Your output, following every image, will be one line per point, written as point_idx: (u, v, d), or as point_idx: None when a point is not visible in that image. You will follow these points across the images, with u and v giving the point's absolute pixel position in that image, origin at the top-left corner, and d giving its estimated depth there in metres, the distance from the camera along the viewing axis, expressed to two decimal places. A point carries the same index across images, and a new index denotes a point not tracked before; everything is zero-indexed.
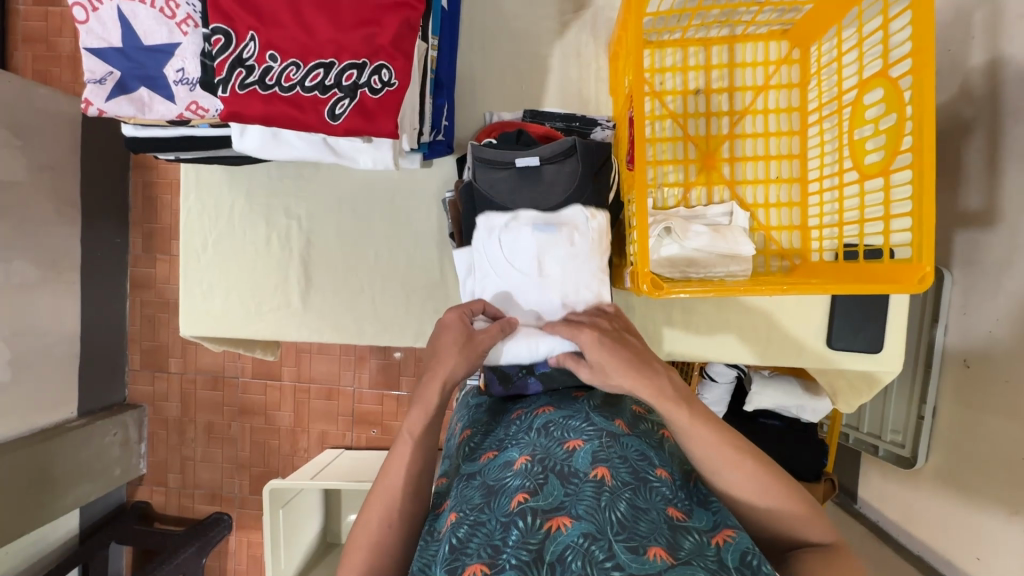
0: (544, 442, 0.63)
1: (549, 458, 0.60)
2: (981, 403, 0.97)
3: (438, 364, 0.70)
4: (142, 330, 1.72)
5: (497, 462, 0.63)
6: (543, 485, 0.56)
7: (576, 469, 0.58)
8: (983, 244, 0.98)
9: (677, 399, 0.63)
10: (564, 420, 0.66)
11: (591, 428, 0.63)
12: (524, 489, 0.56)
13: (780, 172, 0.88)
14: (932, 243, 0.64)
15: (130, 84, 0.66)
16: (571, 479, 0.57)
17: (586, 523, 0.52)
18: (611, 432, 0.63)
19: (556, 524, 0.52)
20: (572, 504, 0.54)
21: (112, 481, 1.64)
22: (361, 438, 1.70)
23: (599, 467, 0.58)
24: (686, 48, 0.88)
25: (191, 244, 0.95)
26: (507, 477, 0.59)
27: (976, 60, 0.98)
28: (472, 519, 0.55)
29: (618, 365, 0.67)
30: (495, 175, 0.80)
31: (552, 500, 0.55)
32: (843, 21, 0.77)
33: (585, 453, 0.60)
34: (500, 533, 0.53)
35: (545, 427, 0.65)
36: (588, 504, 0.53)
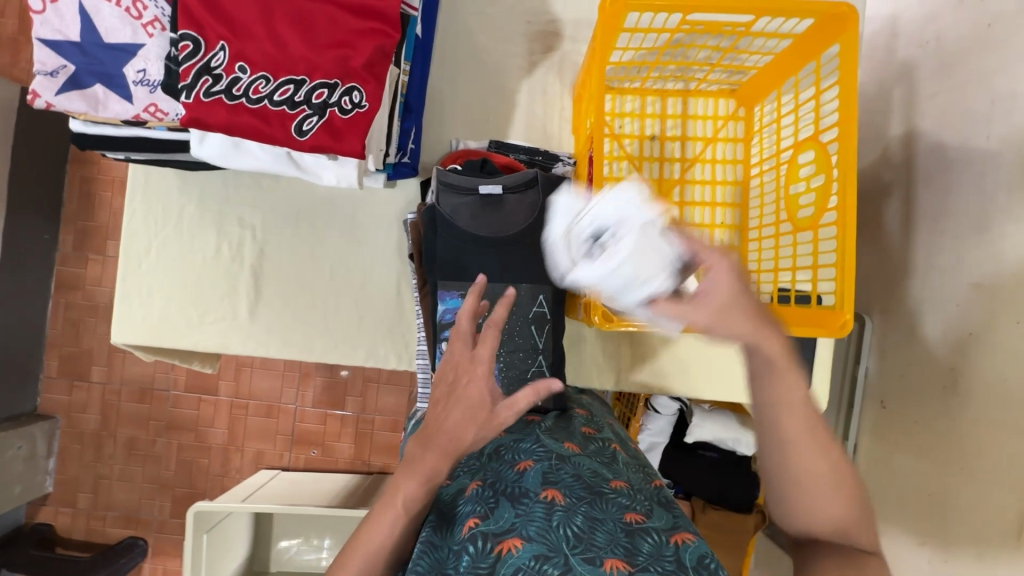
0: (495, 467, 0.65)
1: (499, 482, 0.62)
2: (895, 440, 1.06)
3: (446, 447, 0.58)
4: (63, 335, 1.60)
5: (451, 489, 0.65)
6: (494, 508, 0.58)
7: (527, 489, 0.60)
8: (899, 296, 1.08)
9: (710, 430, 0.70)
10: (515, 443, 0.68)
11: (541, 450, 0.66)
12: (476, 514, 0.58)
13: (724, 219, 0.95)
14: (853, 292, 0.71)
15: (84, 80, 0.64)
16: (522, 500, 0.59)
17: (537, 545, 0.53)
18: (560, 453, 0.66)
19: (507, 546, 0.53)
20: (523, 525, 0.55)
21: (12, 500, 1.48)
22: (299, 459, 1.63)
23: (549, 488, 0.60)
24: (644, 97, 0.94)
25: (133, 247, 0.91)
26: (459, 504, 0.61)
27: (894, 131, 1.10)
28: (425, 539, 0.56)
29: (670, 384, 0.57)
30: (458, 200, 0.82)
31: (503, 521, 0.56)
32: (782, 87, 0.85)
33: (536, 473, 0.62)
34: (452, 561, 0.54)
35: (496, 452, 0.67)
36: (539, 525, 0.55)
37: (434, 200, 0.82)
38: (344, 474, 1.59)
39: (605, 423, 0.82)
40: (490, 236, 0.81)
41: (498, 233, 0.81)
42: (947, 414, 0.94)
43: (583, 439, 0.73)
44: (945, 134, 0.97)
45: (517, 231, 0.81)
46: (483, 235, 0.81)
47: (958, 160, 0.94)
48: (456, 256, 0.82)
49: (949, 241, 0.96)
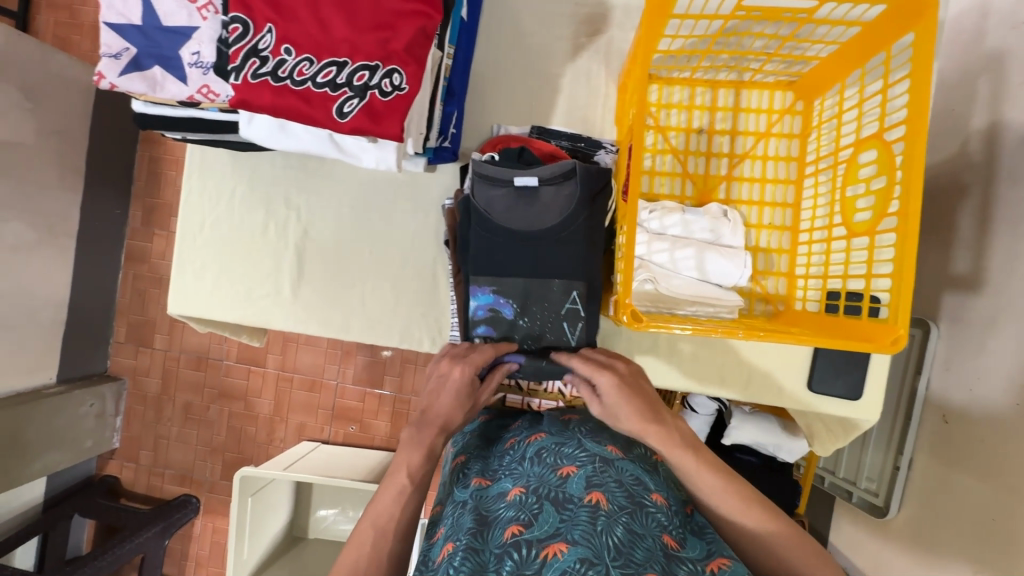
0: (536, 469, 0.64)
1: (543, 487, 0.60)
2: (956, 460, 0.99)
3: (439, 416, 0.69)
4: (131, 303, 1.72)
5: (492, 490, 0.63)
6: (538, 515, 0.57)
7: (571, 495, 0.58)
8: (972, 306, 1.00)
9: (685, 445, 0.64)
10: (557, 447, 0.66)
11: (584, 454, 0.64)
12: (519, 521, 0.56)
13: (772, 219, 0.90)
14: (909, 307, 0.65)
15: (144, 62, 0.67)
16: (565, 505, 0.57)
17: (582, 549, 0.52)
18: (604, 457, 0.64)
19: (552, 551, 0.53)
20: (568, 530, 0.54)
21: (83, 452, 1.62)
22: (338, 433, 1.69)
23: (594, 492, 0.58)
24: (694, 87, 0.90)
25: (188, 223, 0.95)
26: (500, 508, 0.59)
27: (977, 123, 1.02)
28: (466, 543, 0.55)
29: (632, 413, 0.67)
30: (493, 192, 0.80)
31: (548, 528, 0.55)
32: (846, 80, 0.78)
33: (580, 479, 0.60)
34: (494, 564, 0.53)
35: (538, 454, 0.65)
36: (584, 530, 0.54)
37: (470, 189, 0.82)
38: (381, 451, 1.64)
39: None
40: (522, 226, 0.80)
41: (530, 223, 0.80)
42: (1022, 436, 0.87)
43: (625, 443, 0.72)
44: None
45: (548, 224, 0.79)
46: (517, 229, 0.80)
47: None
48: (489, 251, 0.80)
49: None
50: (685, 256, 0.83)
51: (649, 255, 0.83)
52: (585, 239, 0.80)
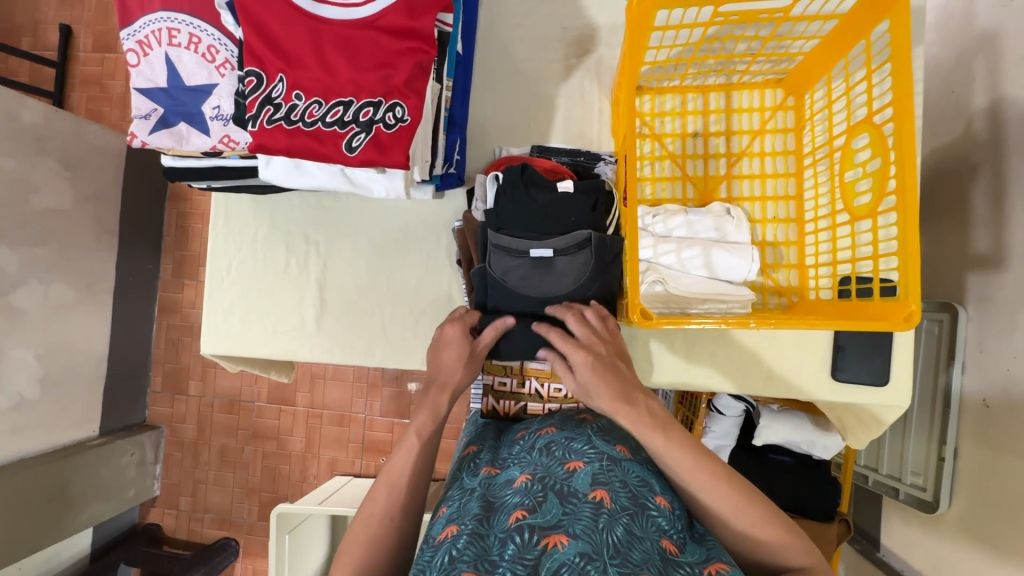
0: (545, 464, 0.66)
1: (549, 478, 0.63)
2: (1002, 445, 0.95)
3: (446, 377, 0.76)
4: (165, 353, 1.80)
5: (500, 478, 0.66)
6: (542, 503, 0.59)
7: (576, 490, 0.61)
8: (996, 283, 0.99)
9: (655, 425, 0.67)
10: (566, 441, 0.70)
11: (592, 451, 0.68)
12: (523, 506, 0.58)
13: (777, 213, 0.91)
14: (918, 281, 0.64)
15: (171, 119, 0.74)
16: (569, 499, 0.59)
17: (582, 543, 0.53)
18: (612, 457, 0.67)
19: (553, 541, 0.54)
20: (569, 523, 0.56)
21: (125, 501, 1.67)
22: (370, 466, 1.71)
23: (598, 490, 0.60)
24: (685, 94, 0.93)
25: (216, 267, 1.01)
26: (507, 494, 0.62)
27: (978, 102, 1.03)
28: (471, 528, 0.57)
29: (603, 389, 0.71)
30: (510, 262, 0.83)
31: (550, 518, 0.57)
32: (832, 71, 0.81)
33: (585, 475, 0.63)
34: (497, 548, 0.54)
35: (546, 447, 0.69)
36: (585, 525, 0.55)
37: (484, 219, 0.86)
38: None
39: None
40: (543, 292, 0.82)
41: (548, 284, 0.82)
42: None
43: (635, 446, 0.74)
44: None
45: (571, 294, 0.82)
46: (534, 296, 0.83)
47: None
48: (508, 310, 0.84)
49: None
50: (692, 255, 0.84)
51: (656, 258, 0.85)
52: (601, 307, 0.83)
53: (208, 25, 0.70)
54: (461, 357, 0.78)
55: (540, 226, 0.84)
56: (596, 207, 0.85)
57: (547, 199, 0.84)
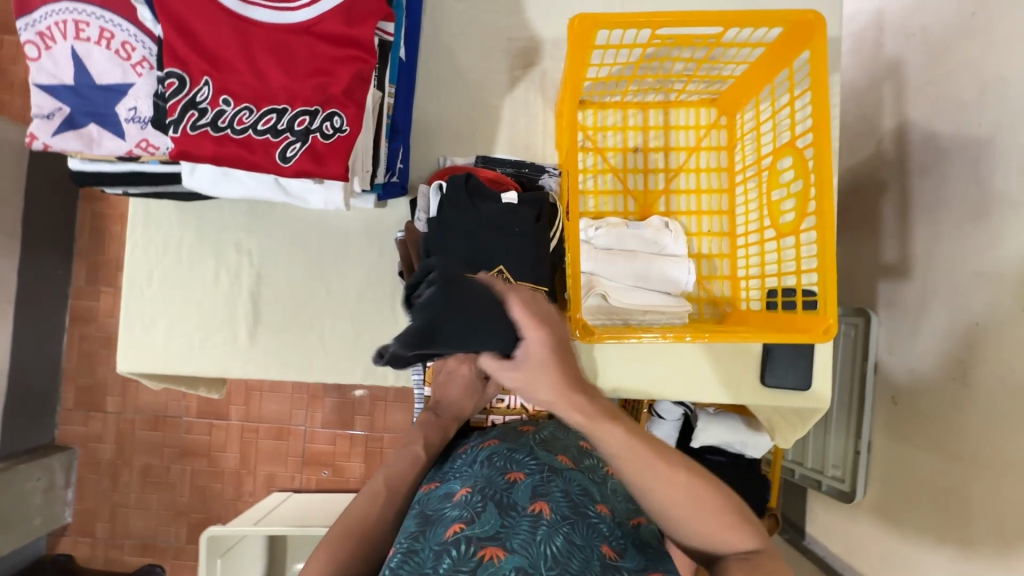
0: (486, 474, 0.65)
1: (489, 488, 0.62)
2: (908, 437, 1.05)
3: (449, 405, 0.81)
4: (78, 366, 1.64)
5: (438, 493, 0.65)
6: (480, 514, 0.58)
7: (516, 503, 0.61)
8: (903, 291, 1.09)
9: (603, 417, 0.63)
10: (508, 453, 0.70)
11: (534, 462, 0.68)
12: (461, 518, 0.58)
13: (711, 227, 0.95)
14: (835, 296, 0.70)
15: (80, 120, 0.67)
16: (509, 511, 0.59)
17: (519, 557, 0.54)
18: (553, 467, 0.68)
19: (489, 554, 0.53)
20: (507, 536, 0.56)
21: (30, 532, 1.51)
22: (311, 480, 1.64)
23: (538, 502, 0.61)
24: (626, 109, 0.96)
25: (135, 277, 0.93)
26: (446, 507, 0.61)
27: (886, 125, 1.13)
28: (406, 545, 0.56)
29: (546, 381, 0.64)
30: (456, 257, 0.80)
31: (488, 529, 0.57)
32: (760, 95, 0.86)
33: (526, 487, 0.63)
34: (431, 561, 0.53)
35: (489, 458, 0.69)
36: (523, 539, 0.56)
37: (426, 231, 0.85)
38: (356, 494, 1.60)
39: None
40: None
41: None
42: (959, 407, 0.94)
43: (576, 454, 0.75)
44: (938, 125, 0.99)
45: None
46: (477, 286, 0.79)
47: (951, 149, 0.96)
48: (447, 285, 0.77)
49: (951, 229, 0.96)
50: (632, 268, 0.86)
51: (598, 270, 0.86)
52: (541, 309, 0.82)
53: (122, 19, 0.65)
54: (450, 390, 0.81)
55: (484, 235, 0.81)
56: (540, 219, 0.86)
57: (492, 210, 0.83)
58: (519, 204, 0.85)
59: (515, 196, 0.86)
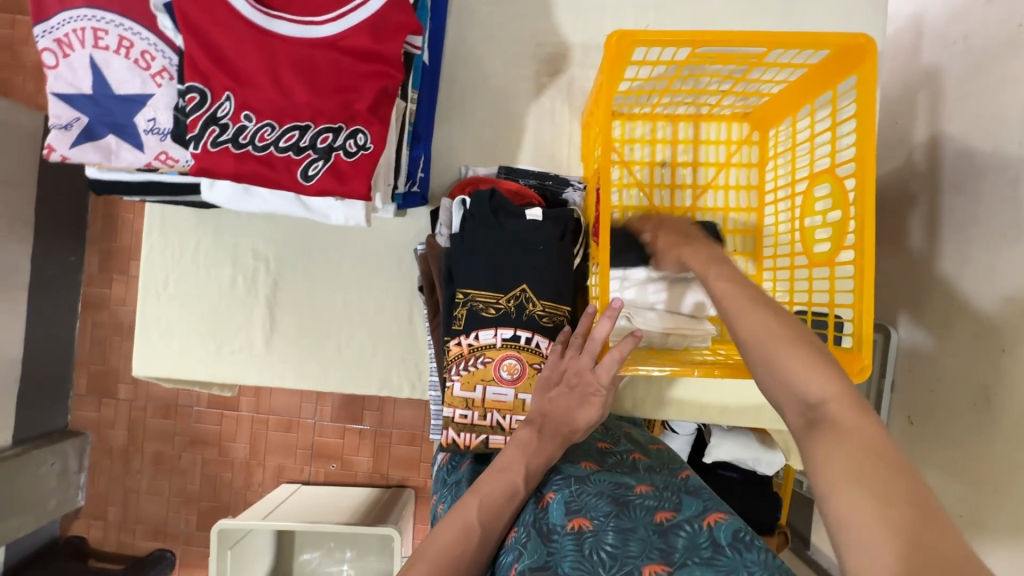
0: (522, 509, 0.66)
1: (527, 520, 0.63)
2: (923, 458, 1.04)
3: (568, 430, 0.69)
4: (91, 353, 1.65)
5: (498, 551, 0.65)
6: (527, 547, 0.59)
7: (554, 525, 0.60)
8: (928, 312, 1.05)
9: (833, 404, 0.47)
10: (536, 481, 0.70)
11: (561, 478, 0.67)
12: (514, 562, 0.59)
13: (737, 246, 0.92)
14: (871, 334, 0.67)
15: (98, 131, 0.65)
16: (551, 537, 0.59)
17: (575, 575, 0.53)
18: (580, 476, 0.67)
19: None
20: (557, 562, 0.56)
21: (45, 515, 1.53)
22: (319, 472, 1.65)
23: (576, 517, 0.60)
24: (655, 122, 0.93)
25: (150, 281, 0.92)
26: (501, 556, 0.62)
27: (918, 136, 1.09)
28: None
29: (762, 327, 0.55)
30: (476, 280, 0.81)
31: (538, 558, 0.57)
32: (797, 113, 0.82)
33: (559, 505, 0.63)
34: None
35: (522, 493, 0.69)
36: (573, 558, 0.55)
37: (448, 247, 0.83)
38: (364, 488, 1.61)
39: (620, 435, 0.84)
40: (511, 336, 0.81)
41: (520, 330, 0.81)
42: (978, 434, 0.92)
43: (599, 455, 0.75)
44: (975, 140, 0.95)
45: (542, 332, 0.81)
46: (498, 304, 0.81)
47: (989, 167, 0.92)
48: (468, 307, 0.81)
49: (983, 253, 0.93)
50: (657, 291, 0.85)
51: (621, 294, 0.85)
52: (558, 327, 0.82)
53: (140, 27, 0.62)
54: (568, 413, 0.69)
55: (507, 253, 0.82)
56: (565, 236, 0.83)
57: (516, 227, 0.82)
58: (543, 221, 0.83)
59: (540, 211, 0.84)
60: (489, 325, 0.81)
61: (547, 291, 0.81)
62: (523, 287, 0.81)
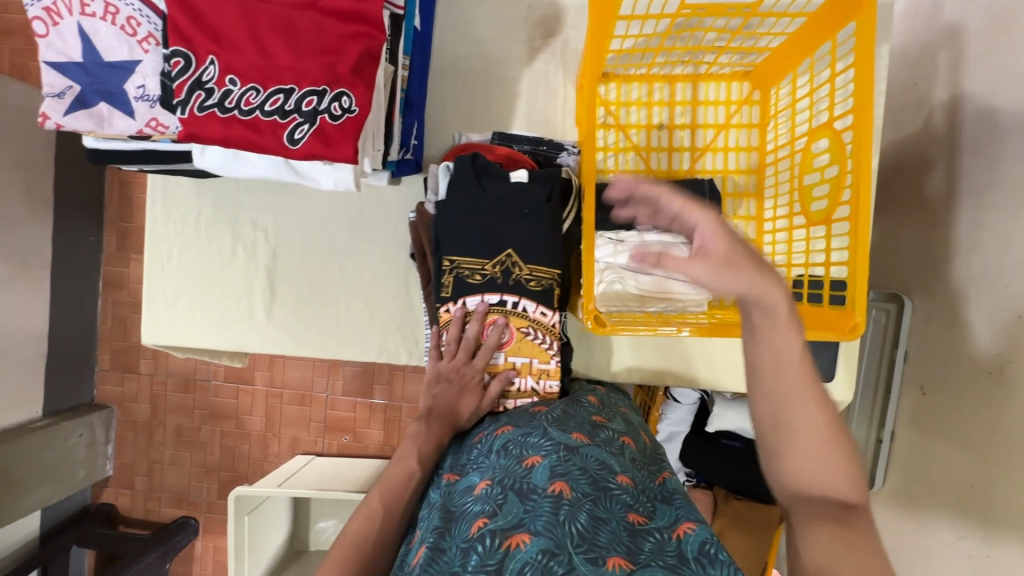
0: (501, 466, 0.64)
1: (508, 477, 0.61)
2: (934, 430, 1.01)
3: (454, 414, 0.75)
4: (112, 330, 1.71)
5: (460, 486, 0.65)
6: (503, 504, 0.57)
7: (535, 485, 0.58)
8: (941, 278, 1.02)
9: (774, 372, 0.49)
10: (523, 438, 0.67)
11: (550, 443, 0.65)
12: (484, 513, 0.56)
13: (737, 210, 0.90)
14: (866, 292, 0.66)
15: (89, 99, 0.67)
16: (529, 495, 0.57)
17: (545, 539, 0.51)
18: (569, 445, 0.64)
19: (515, 541, 0.51)
20: (531, 520, 0.53)
21: (76, 483, 1.61)
22: (332, 445, 1.69)
23: (557, 482, 0.58)
24: (651, 83, 0.90)
25: (155, 253, 0.95)
26: (467, 503, 0.60)
27: (938, 97, 1.04)
28: (433, 545, 0.55)
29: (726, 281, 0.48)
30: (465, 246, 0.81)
31: (512, 518, 0.54)
32: (798, 68, 0.79)
33: (544, 469, 0.60)
34: (460, 559, 0.52)
35: (504, 447, 0.67)
36: (547, 520, 0.53)
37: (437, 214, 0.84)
38: (375, 460, 1.65)
39: (615, 412, 0.81)
40: (497, 301, 0.82)
41: (506, 295, 0.81)
42: (992, 401, 0.89)
43: (593, 428, 0.72)
44: (998, 97, 0.90)
45: (529, 296, 0.81)
46: (484, 270, 0.81)
47: (1010, 125, 0.87)
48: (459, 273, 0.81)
49: (1002, 215, 0.88)
50: None
51: (614, 258, 0.82)
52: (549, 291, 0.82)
53: None
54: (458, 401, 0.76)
55: (494, 218, 0.81)
56: (554, 199, 0.82)
57: (502, 190, 0.81)
58: (529, 183, 0.82)
59: (526, 173, 0.83)
60: (476, 291, 0.81)
61: (534, 255, 0.81)
62: (509, 253, 0.81)
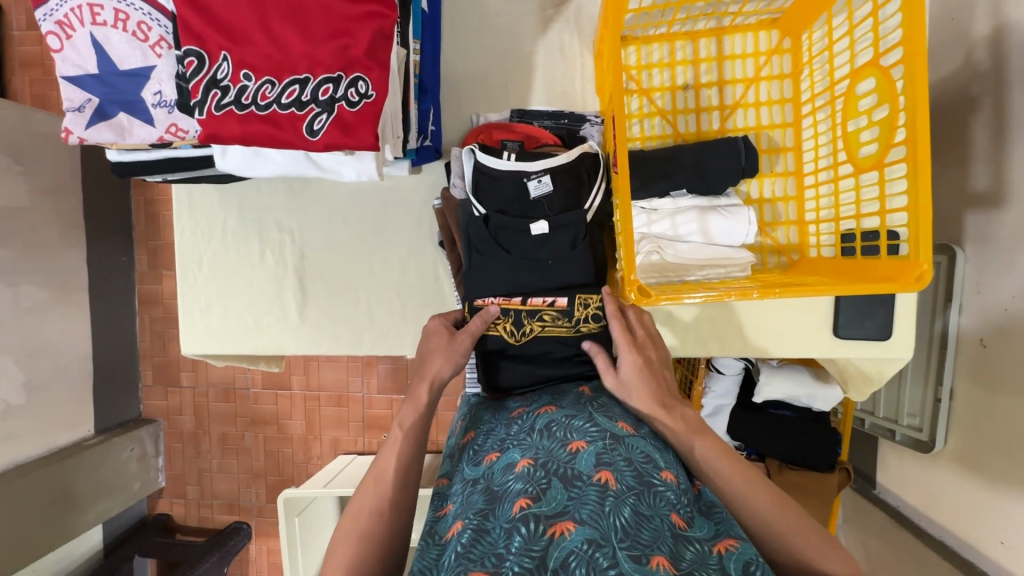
0: (547, 442, 0.59)
1: (551, 461, 0.55)
2: (995, 384, 0.94)
3: (428, 364, 0.69)
4: (152, 346, 1.75)
5: (498, 465, 0.58)
6: (546, 490, 0.52)
7: (579, 472, 0.53)
8: (996, 222, 0.94)
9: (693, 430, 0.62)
10: (567, 420, 0.62)
11: (594, 429, 0.60)
12: (527, 494, 0.51)
13: (774, 167, 0.86)
14: (930, 239, 0.61)
15: (108, 110, 0.66)
16: (573, 482, 0.52)
17: (589, 529, 0.47)
18: (614, 434, 0.59)
19: (560, 529, 0.47)
20: (575, 508, 0.49)
21: (132, 495, 1.66)
22: (373, 443, 1.70)
23: (602, 471, 0.53)
24: (672, 42, 0.86)
25: (186, 264, 0.95)
26: (509, 481, 0.54)
27: (979, 30, 0.93)
28: (474, 524, 0.51)
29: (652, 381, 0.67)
30: (488, 246, 0.80)
31: (555, 504, 0.50)
32: (832, 9, 0.75)
33: (589, 455, 0.55)
34: (503, 541, 0.48)
35: (547, 428, 0.61)
36: (591, 510, 0.49)
37: (466, 198, 0.82)
38: None
39: None
40: None
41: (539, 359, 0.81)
42: None
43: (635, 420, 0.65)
44: None
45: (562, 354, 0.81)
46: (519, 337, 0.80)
47: None
48: (480, 269, 0.80)
49: None
50: (686, 222, 0.80)
51: (649, 230, 0.80)
52: (579, 268, 0.79)
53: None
54: (443, 346, 0.71)
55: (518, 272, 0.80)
56: (577, 174, 0.80)
57: (523, 247, 0.80)
58: (550, 233, 0.79)
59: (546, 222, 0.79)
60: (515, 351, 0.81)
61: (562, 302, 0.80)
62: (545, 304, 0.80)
